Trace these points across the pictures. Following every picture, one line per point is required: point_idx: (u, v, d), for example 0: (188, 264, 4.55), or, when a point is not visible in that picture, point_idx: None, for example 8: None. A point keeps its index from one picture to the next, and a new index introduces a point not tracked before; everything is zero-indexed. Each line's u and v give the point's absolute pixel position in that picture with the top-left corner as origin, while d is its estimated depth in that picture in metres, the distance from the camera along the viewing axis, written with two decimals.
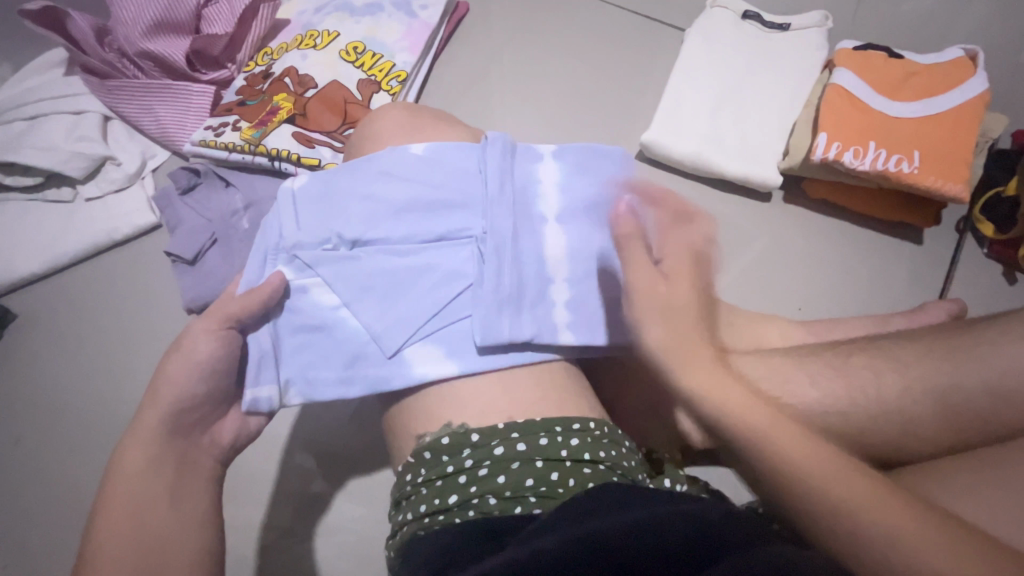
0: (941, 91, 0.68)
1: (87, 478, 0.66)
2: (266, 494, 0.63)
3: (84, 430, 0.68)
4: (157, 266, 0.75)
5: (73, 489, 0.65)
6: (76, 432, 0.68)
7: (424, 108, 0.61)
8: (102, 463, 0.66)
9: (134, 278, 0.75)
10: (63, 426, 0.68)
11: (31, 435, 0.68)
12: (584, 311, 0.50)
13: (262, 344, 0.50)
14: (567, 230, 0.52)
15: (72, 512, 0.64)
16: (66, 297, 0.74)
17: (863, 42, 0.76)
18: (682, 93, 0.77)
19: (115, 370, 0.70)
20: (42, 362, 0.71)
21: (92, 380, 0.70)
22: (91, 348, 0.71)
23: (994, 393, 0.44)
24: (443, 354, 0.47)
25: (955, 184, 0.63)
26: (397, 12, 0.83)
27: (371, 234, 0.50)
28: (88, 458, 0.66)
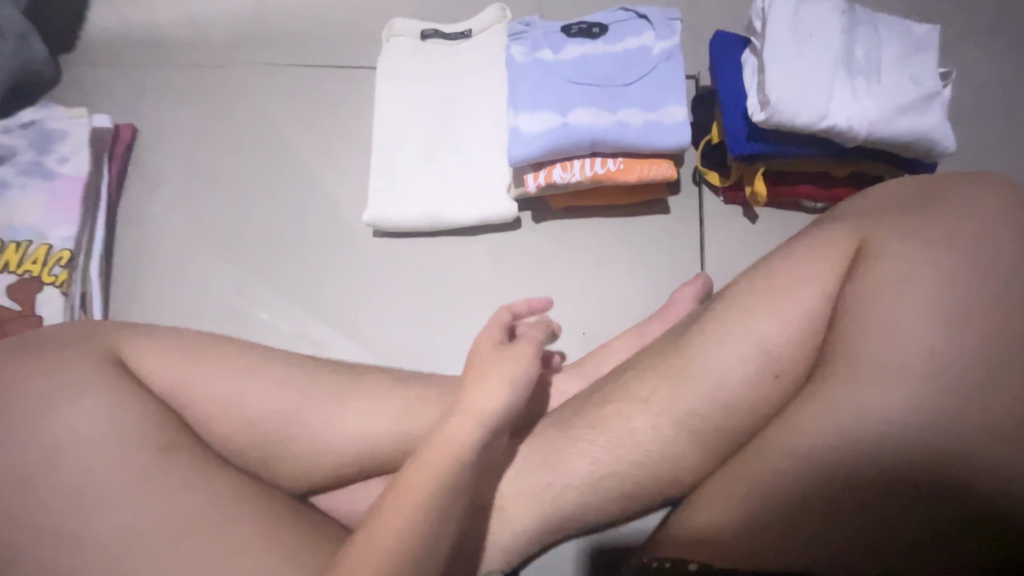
0: (622, 55, 0.63)
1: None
2: None
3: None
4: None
5: None
6: None
7: (67, 323, 0.50)
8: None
9: None
10: None
11: None
12: (600, 117, 0.60)
13: (627, 124, 0.60)
14: (604, 61, 0.63)
15: None
16: None
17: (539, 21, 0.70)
18: (389, 150, 0.70)
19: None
20: None
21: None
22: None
23: (743, 409, 0.41)
24: (598, 114, 0.61)
25: (660, 166, 0.62)
26: (32, 180, 0.68)
27: (558, 56, 0.64)
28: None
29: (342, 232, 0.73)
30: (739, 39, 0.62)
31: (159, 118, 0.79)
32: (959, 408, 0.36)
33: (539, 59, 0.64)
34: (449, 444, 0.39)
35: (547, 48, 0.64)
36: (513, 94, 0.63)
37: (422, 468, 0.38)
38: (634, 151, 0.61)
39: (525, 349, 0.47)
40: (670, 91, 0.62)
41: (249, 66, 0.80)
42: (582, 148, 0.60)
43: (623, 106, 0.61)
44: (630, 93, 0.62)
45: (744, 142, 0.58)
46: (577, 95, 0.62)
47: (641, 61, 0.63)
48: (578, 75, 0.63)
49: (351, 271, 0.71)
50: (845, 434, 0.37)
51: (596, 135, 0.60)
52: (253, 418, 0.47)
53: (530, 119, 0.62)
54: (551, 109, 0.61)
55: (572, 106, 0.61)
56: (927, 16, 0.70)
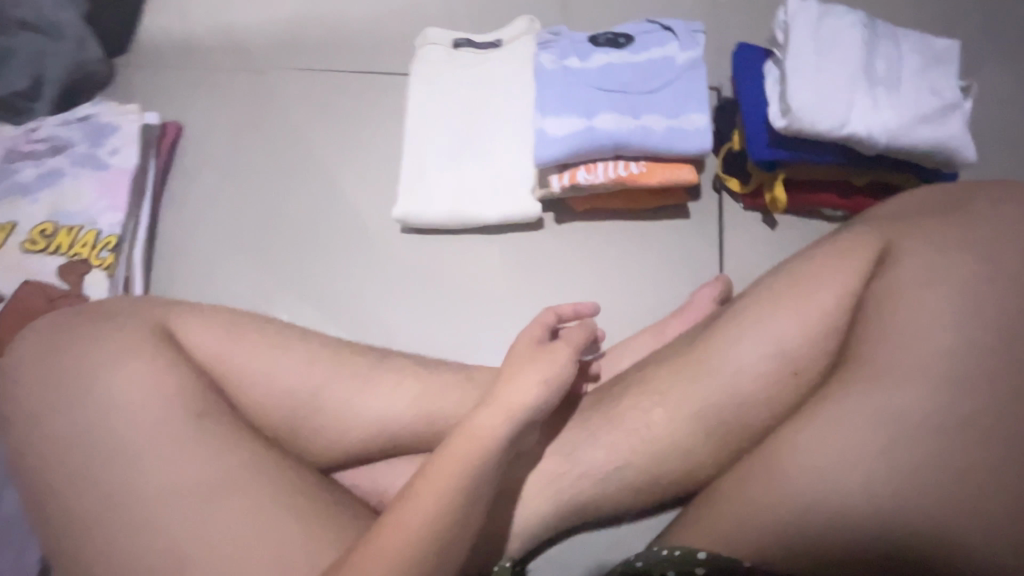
0: (646, 64, 0.66)
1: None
2: None
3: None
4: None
5: None
6: None
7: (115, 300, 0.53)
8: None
9: None
10: None
11: None
12: (624, 122, 0.63)
13: (650, 129, 0.62)
14: (629, 69, 0.66)
15: None
16: None
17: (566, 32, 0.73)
18: (419, 151, 0.73)
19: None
20: None
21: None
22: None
23: (760, 400, 0.43)
24: (622, 119, 0.63)
25: (682, 170, 0.63)
26: (84, 171, 0.73)
27: (584, 64, 0.66)
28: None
29: (371, 227, 0.76)
30: (760, 51, 0.64)
31: (202, 116, 0.84)
32: (979, 404, 0.36)
33: (566, 67, 0.67)
34: (474, 441, 0.40)
35: (574, 56, 0.67)
36: (540, 99, 0.66)
37: (451, 459, 0.39)
38: (656, 155, 0.62)
39: (563, 347, 0.48)
40: (692, 100, 0.64)
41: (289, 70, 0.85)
42: (606, 151, 0.62)
43: (646, 112, 0.63)
44: (654, 101, 0.64)
45: (765, 149, 0.59)
46: (602, 100, 0.64)
47: (664, 70, 0.65)
48: (604, 82, 0.65)
49: (377, 267, 0.74)
50: (867, 428, 0.38)
51: (618, 139, 0.62)
52: (285, 395, 0.49)
53: (555, 123, 0.64)
54: (577, 113, 0.64)
55: (597, 111, 0.64)
56: (948, 35, 0.72)
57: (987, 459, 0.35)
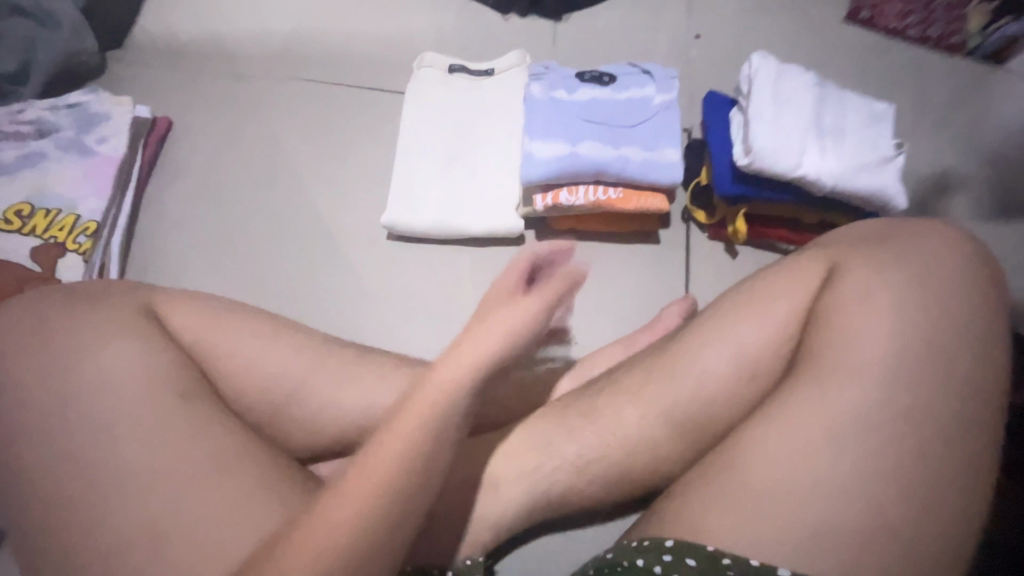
0: (626, 102, 0.72)
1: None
2: None
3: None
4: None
5: None
6: None
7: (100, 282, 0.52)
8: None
9: None
10: None
11: None
12: (605, 150, 0.68)
13: (628, 158, 0.68)
14: (611, 105, 0.72)
15: None
16: None
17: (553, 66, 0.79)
18: (410, 165, 0.76)
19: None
20: None
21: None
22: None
23: (723, 403, 0.47)
24: (603, 147, 0.68)
25: (655, 199, 0.69)
26: (69, 156, 0.72)
27: (570, 96, 0.72)
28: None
29: (357, 232, 0.78)
30: (727, 99, 0.72)
31: (192, 113, 0.84)
32: (910, 415, 0.41)
33: (553, 98, 0.72)
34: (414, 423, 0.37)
35: (561, 89, 0.73)
36: (529, 124, 0.71)
37: (387, 448, 0.36)
38: (633, 183, 0.68)
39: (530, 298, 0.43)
40: (667, 137, 0.70)
41: (284, 81, 0.87)
42: (587, 175, 0.67)
43: (626, 143, 0.69)
44: (634, 134, 0.70)
45: (730, 184, 0.66)
46: (585, 130, 0.70)
47: (643, 108, 0.72)
48: (587, 114, 0.71)
49: (360, 273, 0.75)
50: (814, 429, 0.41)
51: (600, 166, 0.67)
52: (271, 381, 0.49)
53: (542, 146, 0.69)
54: (562, 140, 0.69)
55: (580, 138, 0.69)
56: (885, 101, 0.82)
57: (913, 467, 0.40)
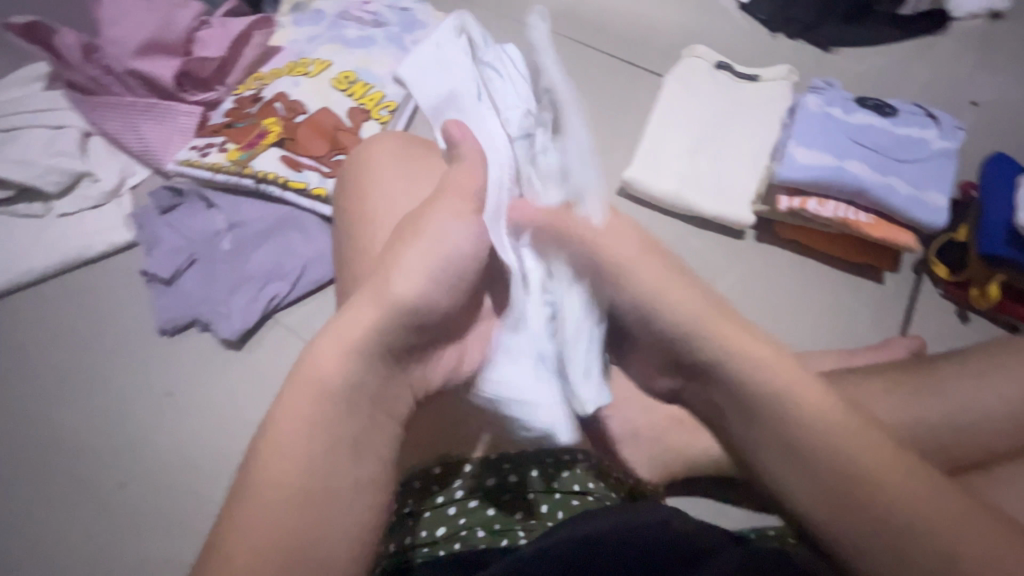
0: (906, 138, 0.70)
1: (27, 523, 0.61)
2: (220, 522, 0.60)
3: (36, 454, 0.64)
4: (133, 275, 0.72)
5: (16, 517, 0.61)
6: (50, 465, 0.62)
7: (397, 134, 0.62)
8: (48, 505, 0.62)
9: (81, 305, 0.71)
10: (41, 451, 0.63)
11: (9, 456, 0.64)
12: (875, 175, 0.67)
13: (894, 190, 0.67)
14: (889, 136, 0.70)
15: (64, 533, 0.61)
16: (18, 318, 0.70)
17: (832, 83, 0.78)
18: (659, 138, 0.79)
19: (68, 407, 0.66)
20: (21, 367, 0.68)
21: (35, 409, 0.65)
22: (47, 383, 0.67)
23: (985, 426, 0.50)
24: (873, 172, 0.67)
25: (905, 236, 0.68)
26: (390, 46, 0.84)
27: (848, 117, 0.72)
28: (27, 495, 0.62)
29: None
30: (1016, 166, 0.69)
31: None
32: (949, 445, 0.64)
33: (831, 114, 0.72)
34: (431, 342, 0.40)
35: (840, 108, 0.73)
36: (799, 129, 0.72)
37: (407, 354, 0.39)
38: (890, 212, 0.67)
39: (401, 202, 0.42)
40: (938, 181, 0.68)
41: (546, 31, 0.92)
42: (847, 192, 0.67)
43: (894, 174, 0.68)
44: (905, 169, 0.68)
45: (1001, 245, 0.63)
46: (856, 151, 0.69)
47: (924, 147, 0.70)
48: (864, 137, 0.70)
49: None
50: None
51: (862, 187, 0.66)
52: None
53: (809, 153, 0.69)
54: (833, 153, 0.69)
55: (853, 157, 0.68)
56: None
57: None
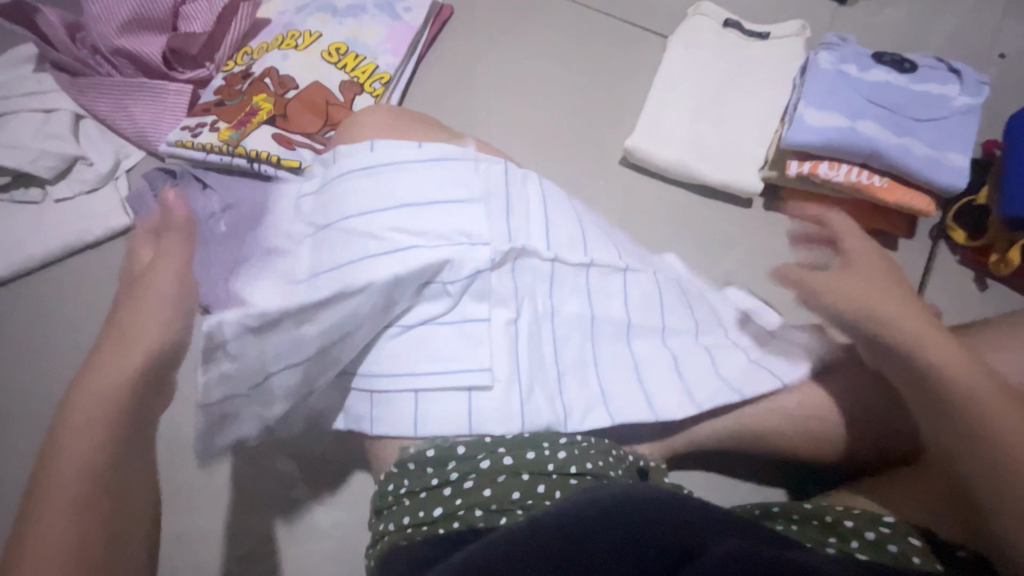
0: (925, 95, 0.66)
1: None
2: (226, 500, 0.61)
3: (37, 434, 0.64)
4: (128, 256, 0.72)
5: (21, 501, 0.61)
6: None
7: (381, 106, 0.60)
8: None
9: (82, 291, 0.70)
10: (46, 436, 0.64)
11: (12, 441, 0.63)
12: (891, 137, 0.64)
13: (910, 151, 0.63)
14: (907, 93, 0.66)
15: None
16: (20, 305, 0.70)
17: (846, 38, 0.74)
18: (662, 104, 0.76)
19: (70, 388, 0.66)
20: (22, 353, 0.67)
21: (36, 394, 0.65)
22: (48, 364, 0.67)
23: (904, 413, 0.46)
24: (888, 133, 0.64)
25: (922, 199, 0.65)
26: (381, 14, 0.81)
27: (862, 75, 0.68)
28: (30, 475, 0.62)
29: (593, 150, 0.79)
30: None
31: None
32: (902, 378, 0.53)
33: (844, 73, 0.68)
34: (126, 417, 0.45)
35: (854, 66, 0.69)
36: (815, 89, 0.67)
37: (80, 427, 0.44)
38: (907, 174, 0.64)
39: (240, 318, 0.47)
40: (958, 141, 0.64)
41: None
42: (859, 155, 0.64)
43: (911, 134, 0.64)
44: (922, 129, 0.65)
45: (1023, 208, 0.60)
46: (871, 111, 0.65)
47: (944, 103, 0.66)
48: (880, 95, 0.66)
49: (582, 184, 0.77)
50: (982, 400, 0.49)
51: (877, 149, 0.63)
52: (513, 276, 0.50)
53: (821, 115, 0.65)
54: (847, 115, 0.65)
55: (867, 118, 0.65)
56: None
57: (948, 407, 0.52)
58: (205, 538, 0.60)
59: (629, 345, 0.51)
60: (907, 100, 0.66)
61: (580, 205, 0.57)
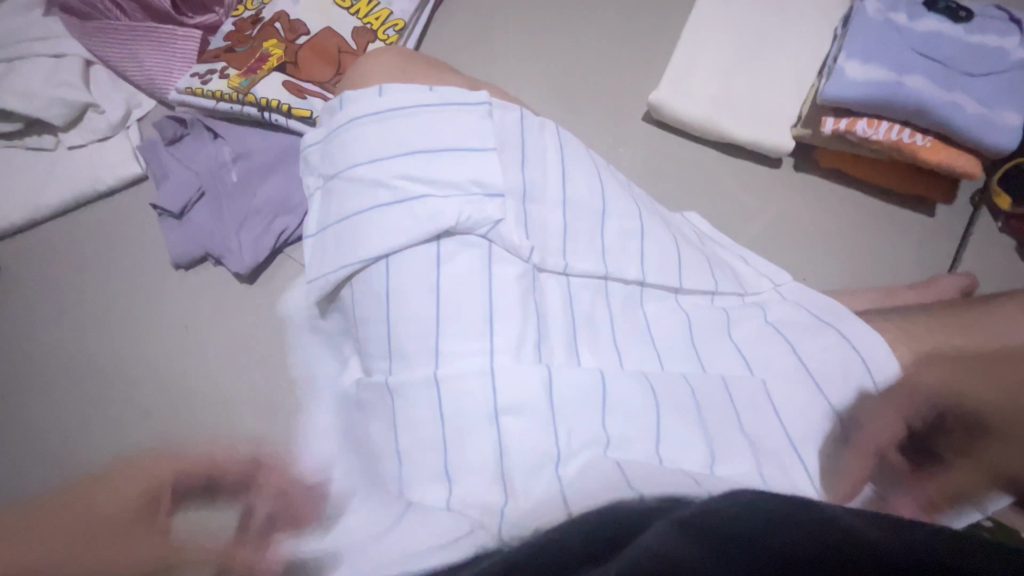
0: (980, 47, 0.61)
1: (46, 443, 0.62)
2: None
3: (53, 377, 0.64)
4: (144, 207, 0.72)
5: (39, 444, 0.61)
6: (74, 394, 0.63)
7: (395, 51, 0.57)
8: (67, 427, 0.62)
9: (100, 241, 0.70)
10: (61, 382, 0.64)
11: (31, 386, 0.64)
12: (939, 91, 0.59)
13: (958, 107, 0.59)
14: (959, 45, 0.61)
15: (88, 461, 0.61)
16: (39, 252, 0.70)
17: None
18: (691, 56, 0.71)
19: (84, 333, 0.66)
20: (40, 299, 0.68)
21: (57, 340, 0.66)
22: (62, 310, 0.67)
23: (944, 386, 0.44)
24: (936, 87, 0.59)
25: (968, 160, 0.61)
26: None
27: (911, 24, 0.63)
28: (49, 418, 0.63)
29: (617, 107, 0.75)
30: None
31: None
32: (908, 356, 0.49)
33: (892, 21, 0.63)
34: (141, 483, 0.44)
35: (902, 14, 0.63)
36: (858, 38, 0.63)
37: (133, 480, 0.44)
38: (952, 133, 0.59)
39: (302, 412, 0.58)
40: (1013, 96, 0.60)
41: None
42: (903, 111, 0.60)
43: (961, 89, 0.60)
44: (974, 84, 0.60)
45: None
46: (918, 64, 0.60)
47: (1001, 56, 0.61)
48: (930, 46, 0.61)
49: (605, 142, 0.74)
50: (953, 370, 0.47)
51: (922, 104, 0.59)
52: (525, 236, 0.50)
53: (862, 67, 0.61)
54: (891, 67, 0.60)
55: (913, 70, 0.60)
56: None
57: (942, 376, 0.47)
58: None
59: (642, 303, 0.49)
60: (959, 52, 0.61)
61: (598, 160, 0.54)
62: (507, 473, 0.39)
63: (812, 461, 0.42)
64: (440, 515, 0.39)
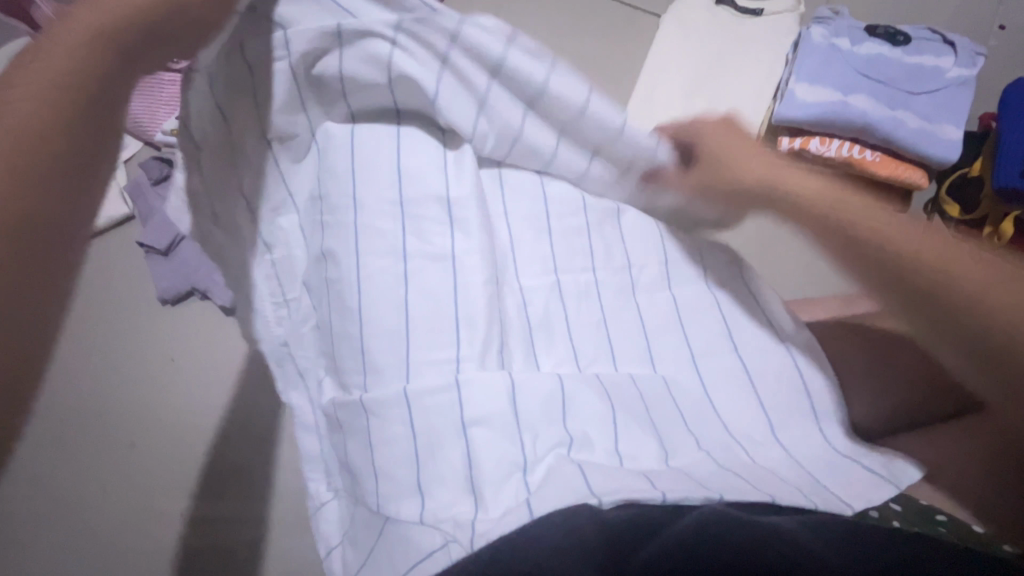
0: (917, 67, 0.66)
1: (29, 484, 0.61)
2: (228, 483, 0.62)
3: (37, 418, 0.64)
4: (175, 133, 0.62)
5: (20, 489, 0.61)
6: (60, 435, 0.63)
7: None
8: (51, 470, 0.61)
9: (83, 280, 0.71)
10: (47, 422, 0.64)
11: None
12: (882, 110, 0.63)
13: (900, 123, 0.63)
14: (898, 66, 0.66)
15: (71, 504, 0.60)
16: None
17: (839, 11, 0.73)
18: (654, 82, 0.75)
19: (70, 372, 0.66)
20: None
21: None
22: None
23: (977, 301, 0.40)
24: (879, 106, 0.63)
25: (915, 172, 0.64)
26: None
27: (853, 48, 0.67)
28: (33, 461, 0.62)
29: None
30: None
31: None
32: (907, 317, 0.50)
33: (836, 46, 0.67)
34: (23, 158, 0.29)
35: (845, 39, 0.68)
36: (807, 62, 0.67)
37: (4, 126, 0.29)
38: (898, 148, 0.63)
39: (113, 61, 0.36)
40: (951, 112, 0.64)
41: None
42: (851, 129, 0.64)
43: (902, 107, 0.64)
44: (915, 101, 0.64)
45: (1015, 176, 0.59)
46: (862, 85, 0.65)
47: (938, 74, 0.65)
48: (872, 68, 0.66)
49: None
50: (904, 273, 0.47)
51: (867, 122, 0.63)
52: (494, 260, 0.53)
53: (812, 89, 0.65)
54: (838, 88, 0.65)
55: (858, 91, 0.64)
56: None
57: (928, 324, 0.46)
58: (211, 524, 0.60)
59: (598, 299, 0.52)
60: (899, 72, 0.66)
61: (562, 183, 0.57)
62: (476, 482, 0.40)
63: (768, 458, 0.44)
64: (415, 531, 0.39)
